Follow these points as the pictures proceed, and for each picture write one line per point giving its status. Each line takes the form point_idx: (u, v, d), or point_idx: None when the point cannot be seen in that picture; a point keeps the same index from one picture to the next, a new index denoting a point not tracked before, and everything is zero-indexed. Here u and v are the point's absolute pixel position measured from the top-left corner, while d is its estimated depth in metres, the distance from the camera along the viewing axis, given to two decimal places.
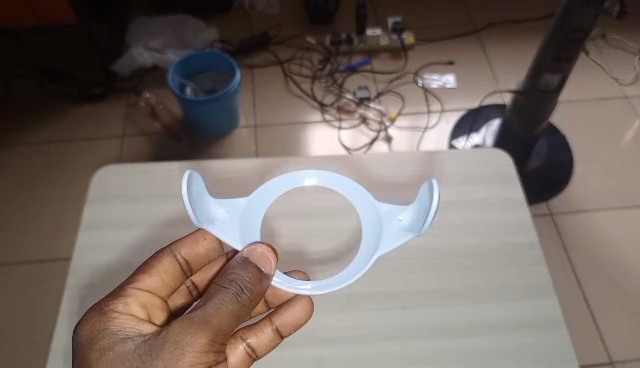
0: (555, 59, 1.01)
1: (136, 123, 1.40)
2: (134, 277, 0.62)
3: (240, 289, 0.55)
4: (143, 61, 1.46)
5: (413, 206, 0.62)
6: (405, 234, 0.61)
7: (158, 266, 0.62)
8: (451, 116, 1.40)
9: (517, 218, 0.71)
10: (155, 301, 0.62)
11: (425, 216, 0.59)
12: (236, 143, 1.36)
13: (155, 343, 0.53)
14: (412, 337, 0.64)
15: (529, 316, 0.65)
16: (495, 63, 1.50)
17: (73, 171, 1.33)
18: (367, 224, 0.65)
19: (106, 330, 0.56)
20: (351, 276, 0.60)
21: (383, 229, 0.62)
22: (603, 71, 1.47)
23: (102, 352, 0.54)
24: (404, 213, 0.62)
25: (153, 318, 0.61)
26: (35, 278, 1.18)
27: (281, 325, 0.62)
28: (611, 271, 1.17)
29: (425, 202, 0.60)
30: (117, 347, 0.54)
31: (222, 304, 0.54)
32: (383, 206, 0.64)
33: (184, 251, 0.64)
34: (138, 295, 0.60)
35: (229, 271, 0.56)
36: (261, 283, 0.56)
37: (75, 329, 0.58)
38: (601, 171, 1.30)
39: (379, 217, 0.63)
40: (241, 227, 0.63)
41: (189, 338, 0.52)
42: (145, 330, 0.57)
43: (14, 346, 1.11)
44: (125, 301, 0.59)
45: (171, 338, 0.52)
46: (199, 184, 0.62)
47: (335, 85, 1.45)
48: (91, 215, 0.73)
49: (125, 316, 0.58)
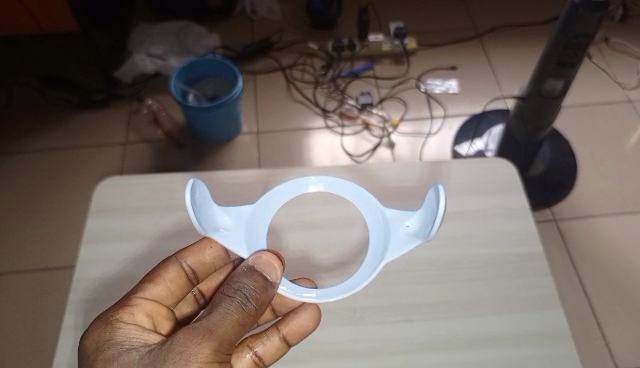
0: (559, 65, 1.01)
1: (138, 130, 1.40)
2: (139, 286, 0.62)
3: (245, 298, 0.55)
4: (145, 68, 1.46)
5: (422, 213, 0.61)
6: (413, 240, 0.60)
7: (164, 274, 0.62)
8: (454, 121, 1.40)
9: (521, 229, 0.71)
10: (160, 310, 0.62)
11: (433, 220, 0.58)
12: (238, 149, 1.35)
13: (159, 354, 0.52)
14: (417, 350, 0.64)
15: (535, 329, 0.65)
16: (497, 68, 1.49)
17: (75, 179, 1.33)
18: (376, 230, 0.65)
19: (110, 340, 0.56)
20: (355, 283, 0.60)
21: (390, 234, 0.62)
22: (606, 75, 1.46)
23: (106, 363, 0.54)
24: (412, 218, 0.62)
25: (158, 327, 0.61)
26: (38, 286, 1.18)
27: (288, 333, 0.62)
28: (616, 277, 1.16)
29: (432, 207, 0.59)
30: (121, 358, 0.54)
31: (227, 313, 0.54)
32: (389, 212, 0.64)
33: (189, 259, 0.63)
34: (143, 304, 0.60)
35: (234, 280, 0.56)
36: (266, 292, 0.56)
37: (81, 338, 0.58)
38: (605, 177, 1.29)
39: (385, 221, 0.63)
40: (246, 236, 0.63)
41: (194, 348, 0.51)
42: (150, 340, 0.56)
43: (16, 356, 1.11)
44: (131, 311, 0.59)
45: (175, 348, 0.52)
46: (204, 191, 0.61)
47: (337, 91, 1.45)
48: (93, 228, 0.73)
49: (130, 326, 0.57)
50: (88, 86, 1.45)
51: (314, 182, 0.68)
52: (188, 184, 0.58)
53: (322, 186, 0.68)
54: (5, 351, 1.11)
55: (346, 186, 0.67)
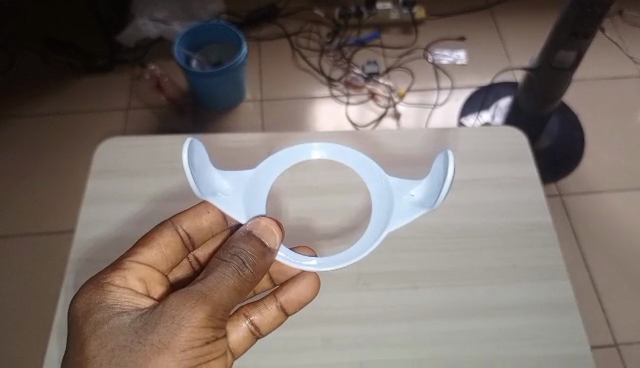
0: (572, 36, 0.98)
1: (141, 95, 1.38)
2: (133, 250, 0.61)
3: (242, 263, 0.53)
4: (148, 33, 1.44)
5: (428, 180, 0.59)
6: (417, 210, 0.58)
7: (158, 238, 0.62)
8: (462, 93, 1.37)
9: (529, 199, 0.70)
10: (154, 275, 0.61)
11: (440, 186, 0.56)
12: (241, 116, 1.34)
13: (151, 317, 0.52)
14: (422, 318, 0.64)
15: (541, 299, 0.64)
16: (507, 39, 1.46)
17: (76, 143, 1.32)
18: (379, 200, 0.63)
19: (101, 303, 0.55)
20: (349, 258, 0.58)
21: (394, 205, 0.60)
22: (619, 49, 1.43)
23: (96, 325, 0.53)
24: (417, 188, 0.60)
25: (151, 292, 0.60)
26: (40, 249, 1.18)
27: (286, 302, 0.61)
28: (620, 253, 1.16)
29: (441, 174, 0.57)
30: (112, 321, 0.53)
31: (223, 278, 0.53)
32: (392, 181, 0.62)
33: (185, 224, 0.63)
34: (136, 268, 0.59)
35: (230, 245, 0.55)
36: (264, 258, 0.55)
37: (72, 301, 0.57)
38: (613, 152, 1.28)
39: (389, 191, 0.61)
40: (245, 201, 0.61)
41: (187, 313, 0.51)
42: (141, 305, 0.56)
43: (18, 318, 1.11)
44: (123, 275, 0.58)
45: (167, 312, 0.52)
46: (202, 152, 0.59)
47: (344, 60, 1.42)
48: (94, 189, 0.72)
49: (122, 289, 0.57)
50: (90, 50, 1.43)
51: (316, 148, 0.66)
52: (186, 143, 0.57)
53: (325, 154, 0.66)
54: (8, 312, 1.12)
55: (352, 156, 0.66)
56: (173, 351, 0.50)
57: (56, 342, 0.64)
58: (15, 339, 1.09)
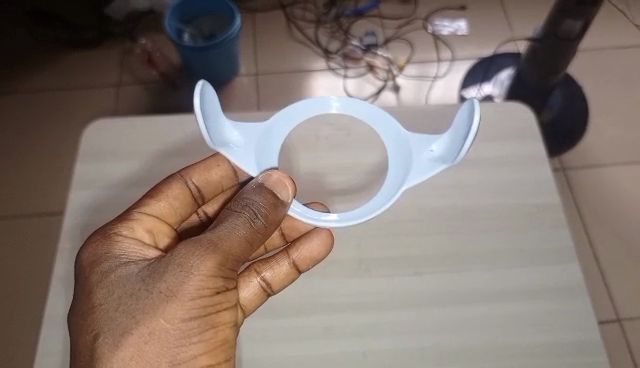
0: (580, 3, 0.94)
1: (132, 71, 1.34)
2: (140, 202, 0.59)
3: (253, 214, 0.52)
4: (138, 5, 1.37)
5: (448, 134, 0.53)
6: (436, 166, 0.53)
7: (167, 191, 0.59)
8: (463, 64, 1.33)
9: (538, 178, 0.68)
10: (162, 227, 0.59)
11: (462, 143, 0.50)
12: (236, 92, 1.30)
13: (158, 266, 0.50)
14: (427, 305, 0.62)
15: (551, 282, 0.63)
16: (509, 8, 1.41)
17: (66, 121, 1.28)
18: (400, 157, 0.58)
19: (107, 253, 0.53)
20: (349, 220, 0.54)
21: (415, 160, 0.55)
22: (625, 17, 1.38)
23: (102, 275, 0.51)
24: (438, 143, 0.54)
25: (158, 244, 0.58)
26: (33, 231, 1.16)
27: (298, 259, 0.61)
28: (623, 227, 1.14)
29: (464, 126, 0.51)
30: (118, 271, 0.51)
31: (234, 228, 0.51)
32: (412, 138, 0.57)
33: (195, 178, 0.61)
34: (144, 220, 0.57)
35: (242, 196, 0.53)
36: (277, 210, 0.53)
37: (78, 253, 0.55)
38: (617, 125, 1.25)
39: (408, 150, 0.56)
40: (258, 154, 0.56)
41: (197, 261, 0.49)
42: (148, 255, 0.54)
43: (13, 301, 1.10)
44: (130, 225, 0.56)
45: (175, 260, 0.49)
46: (214, 100, 0.52)
47: (341, 31, 1.38)
48: (85, 174, 0.69)
49: (129, 240, 0.54)
50: None
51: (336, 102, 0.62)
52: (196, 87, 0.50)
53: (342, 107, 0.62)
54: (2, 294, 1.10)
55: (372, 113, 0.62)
56: (182, 299, 0.48)
57: (49, 332, 0.62)
58: (11, 322, 1.08)
